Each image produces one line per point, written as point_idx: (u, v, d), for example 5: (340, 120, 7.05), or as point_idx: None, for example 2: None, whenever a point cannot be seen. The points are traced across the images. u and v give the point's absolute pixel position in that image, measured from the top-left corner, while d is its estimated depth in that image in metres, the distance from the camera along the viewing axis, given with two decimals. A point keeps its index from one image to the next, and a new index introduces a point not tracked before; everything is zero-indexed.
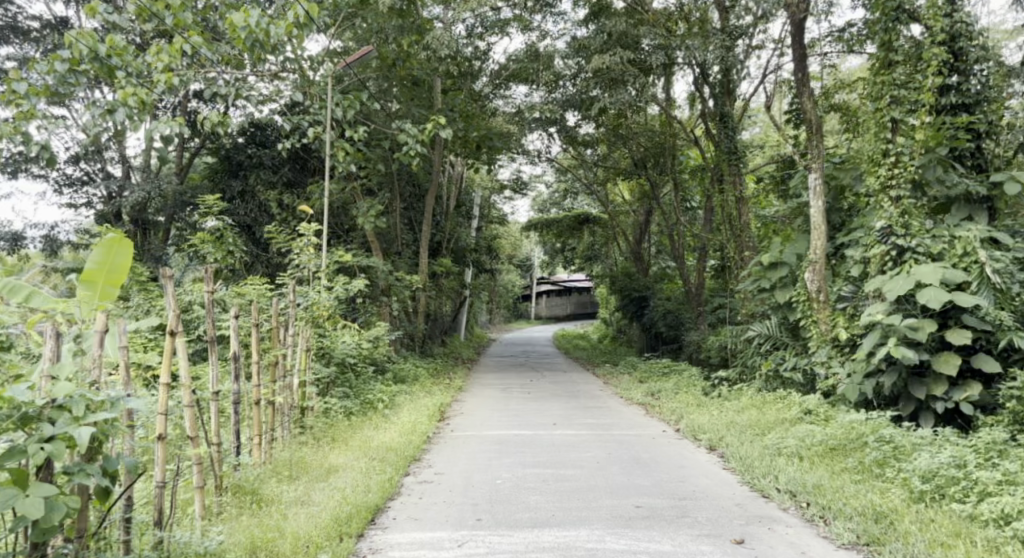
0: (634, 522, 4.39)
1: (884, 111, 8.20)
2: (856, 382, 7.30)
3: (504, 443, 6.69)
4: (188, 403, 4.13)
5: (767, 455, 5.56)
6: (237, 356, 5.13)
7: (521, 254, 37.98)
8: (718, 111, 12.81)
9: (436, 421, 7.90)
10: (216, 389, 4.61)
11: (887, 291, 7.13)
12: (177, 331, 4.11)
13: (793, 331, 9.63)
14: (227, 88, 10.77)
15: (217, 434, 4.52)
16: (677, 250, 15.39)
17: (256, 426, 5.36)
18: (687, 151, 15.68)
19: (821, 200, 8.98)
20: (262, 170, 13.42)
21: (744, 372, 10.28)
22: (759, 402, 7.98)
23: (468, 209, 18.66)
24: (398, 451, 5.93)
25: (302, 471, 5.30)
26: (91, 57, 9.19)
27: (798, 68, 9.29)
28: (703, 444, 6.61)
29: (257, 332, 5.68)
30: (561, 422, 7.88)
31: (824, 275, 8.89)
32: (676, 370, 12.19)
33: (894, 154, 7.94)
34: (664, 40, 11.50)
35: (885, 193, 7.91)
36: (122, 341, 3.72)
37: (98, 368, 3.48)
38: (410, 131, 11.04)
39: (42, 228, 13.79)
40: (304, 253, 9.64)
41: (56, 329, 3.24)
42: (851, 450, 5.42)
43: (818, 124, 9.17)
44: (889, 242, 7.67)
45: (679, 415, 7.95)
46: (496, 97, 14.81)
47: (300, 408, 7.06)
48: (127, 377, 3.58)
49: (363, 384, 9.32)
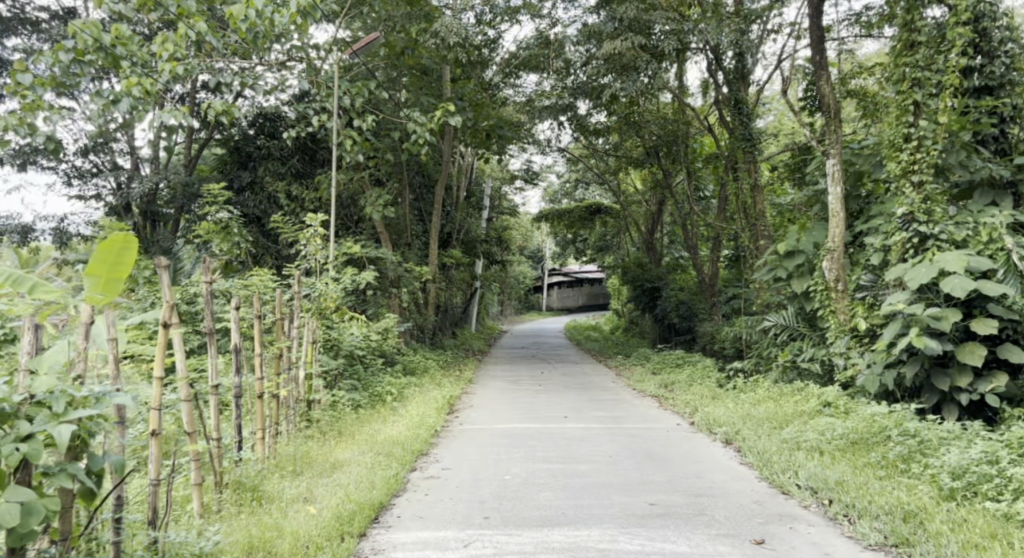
0: (648, 521, 4.23)
1: (906, 94, 7.94)
2: (877, 372, 7.11)
3: (515, 437, 6.53)
4: (185, 398, 3.99)
5: (786, 450, 5.37)
6: (238, 348, 4.99)
7: (533, 246, 37.75)
8: (732, 97, 12.57)
9: (445, 414, 7.76)
10: (216, 382, 4.47)
11: (908, 280, 6.93)
12: (170, 323, 3.94)
13: (811, 322, 9.41)
14: (233, 78, 10.62)
15: (217, 428, 4.37)
16: (690, 240, 15.18)
17: (259, 420, 5.23)
18: (700, 139, 15.44)
19: (840, 187, 8.72)
20: (271, 160, 13.29)
21: (760, 363, 10.11)
22: (776, 394, 7.79)
23: (479, 200, 18.50)
24: (405, 446, 5.78)
25: (306, 467, 5.17)
26: (95, 47, 9.08)
27: (815, 52, 9.02)
28: (718, 437, 6.42)
29: (258, 323, 5.49)
30: (572, 415, 7.72)
31: (843, 264, 8.66)
32: (689, 361, 12.02)
33: (916, 138, 7.74)
34: (677, 25, 11.35)
35: (907, 177, 7.74)
36: (111, 333, 3.58)
37: (83, 360, 3.35)
38: (419, 119, 10.88)
39: (52, 220, 13.71)
40: (312, 244, 9.47)
41: (33, 322, 3.18)
42: (874, 445, 5.21)
43: (837, 109, 8.88)
44: (911, 229, 7.45)
45: (694, 408, 7.76)
46: (506, 85, 14.69)
47: (307, 401, 6.93)
48: (116, 372, 3.44)
49: (371, 376, 9.19)
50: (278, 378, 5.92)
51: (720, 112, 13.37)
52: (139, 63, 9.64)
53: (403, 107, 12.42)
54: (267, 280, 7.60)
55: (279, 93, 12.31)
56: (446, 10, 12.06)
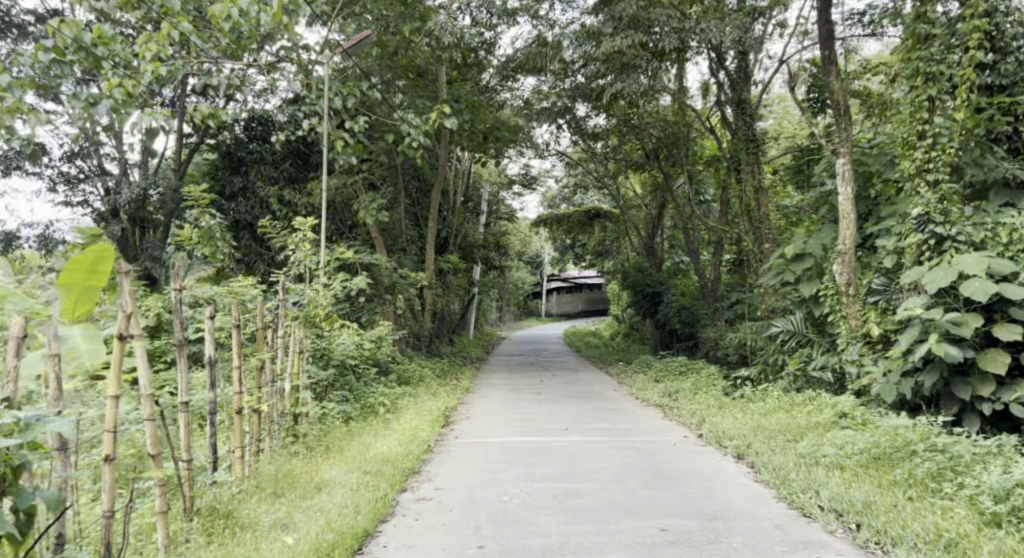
0: (660, 550, 3.87)
1: (920, 90, 7.54)
2: (893, 381, 6.75)
3: (513, 452, 6.17)
4: (150, 417, 3.64)
5: (804, 466, 5.02)
6: (212, 361, 4.63)
7: (532, 252, 37.41)
8: (736, 97, 12.23)
9: (439, 427, 7.39)
10: (186, 399, 4.11)
11: (926, 284, 6.60)
12: (133, 335, 3.67)
13: (819, 327, 9.06)
14: (220, 79, 10.24)
15: (188, 449, 4.02)
16: (692, 244, 14.82)
17: (237, 438, 4.87)
18: (702, 141, 15.10)
19: (850, 188, 8.37)
20: (263, 165, 12.94)
21: (767, 370, 9.77)
22: (787, 404, 7.44)
23: (476, 205, 18.17)
24: (396, 464, 5.42)
25: (288, 488, 4.81)
26: (75, 47, 8.69)
27: (824, 48, 8.65)
28: (729, 451, 6.06)
29: (237, 332, 5.13)
30: (574, 427, 7.35)
31: (854, 267, 8.31)
32: (694, 369, 11.67)
33: (932, 135, 7.36)
34: (679, 24, 10.94)
35: (922, 177, 7.37)
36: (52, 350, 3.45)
37: (12, 383, 3.24)
38: (414, 121, 10.54)
39: (37, 228, 13.42)
40: (302, 250, 9.12)
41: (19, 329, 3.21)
42: (899, 461, 4.86)
43: (847, 106, 8.51)
44: (926, 230, 7.12)
45: (701, 419, 7.39)
46: (504, 89, 14.27)
47: (293, 414, 6.56)
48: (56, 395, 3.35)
49: (363, 387, 8.81)
50: (261, 391, 5.56)
51: (722, 113, 13.04)
52: (121, 63, 9.27)
53: (398, 108, 12.06)
54: (252, 288, 7.25)
55: (269, 96, 11.96)
56: (440, 9, 11.72)
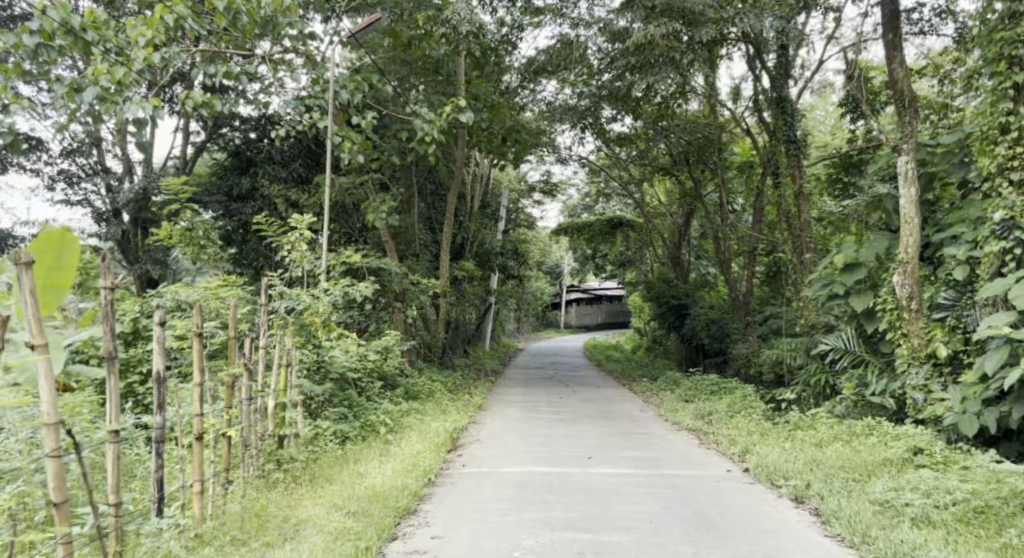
0: None
1: (1006, 76, 6.46)
2: (974, 412, 5.86)
3: (529, 487, 5.27)
4: (52, 452, 2.94)
5: (886, 518, 4.13)
6: (161, 379, 3.74)
7: (552, 262, 36.57)
8: (776, 94, 11.23)
9: (444, 452, 6.51)
10: (115, 427, 3.27)
11: (1014, 298, 5.71)
12: (39, 347, 2.93)
13: (872, 345, 8.08)
14: (218, 67, 9.27)
15: (117, 491, 3.24)
16: (723, 254, 13.82)
17: (197, 469, 4.06)
18: (734, 146, 14.10)
19: (914, 189, 7.38)
20: (270, 165, 11.97)
21: (813, 393, 8.81)
22: (846, 433, 6.51)
23: (495, 211, 17.24)
24: (388, 503, 4.58)
25: (255, 531, 4.03)
26: (64, 31, 7.30)
27: (886, 32, 7.66)
28: (784, 489, 5.15)
29: (198, 342, 4.22)
30: (598, 456, 6.41)
31: (917, 279, 7.30)
32: (727, 387, 10.70)
33: (1017, 129, 6.36)
34: (717, 12, 9.94)
35: (1004, 177, 6.42)
36: None
37: None
38: (425, 115, 9.65)
39: (33, 227, 12.76)
40: (297, 251, 8.25)
41: None
42: (1007, 518, 3.97)
43: (911, 98, 7.56)
44: (1012, 237, 6.27)
45: (743, 448, 6.47)
46: (524, 92, 13.51)
47: (277, 437, 5.71)
48: None
49: (365, 403, 7.93)
50: (231, 412, 4.68)
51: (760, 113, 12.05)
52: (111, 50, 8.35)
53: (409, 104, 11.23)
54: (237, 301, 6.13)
55: (276, 91, 11.15)
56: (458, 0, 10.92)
